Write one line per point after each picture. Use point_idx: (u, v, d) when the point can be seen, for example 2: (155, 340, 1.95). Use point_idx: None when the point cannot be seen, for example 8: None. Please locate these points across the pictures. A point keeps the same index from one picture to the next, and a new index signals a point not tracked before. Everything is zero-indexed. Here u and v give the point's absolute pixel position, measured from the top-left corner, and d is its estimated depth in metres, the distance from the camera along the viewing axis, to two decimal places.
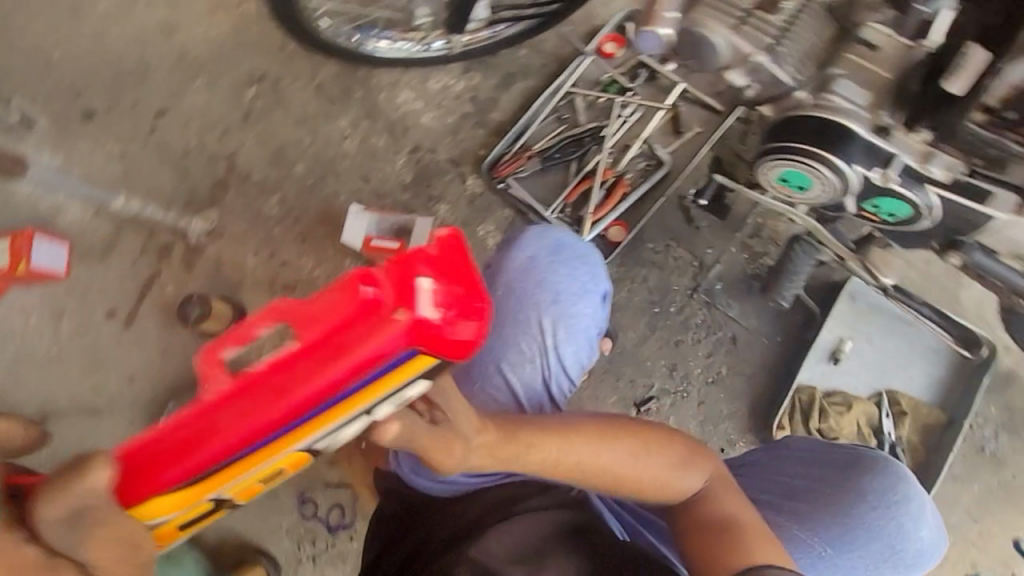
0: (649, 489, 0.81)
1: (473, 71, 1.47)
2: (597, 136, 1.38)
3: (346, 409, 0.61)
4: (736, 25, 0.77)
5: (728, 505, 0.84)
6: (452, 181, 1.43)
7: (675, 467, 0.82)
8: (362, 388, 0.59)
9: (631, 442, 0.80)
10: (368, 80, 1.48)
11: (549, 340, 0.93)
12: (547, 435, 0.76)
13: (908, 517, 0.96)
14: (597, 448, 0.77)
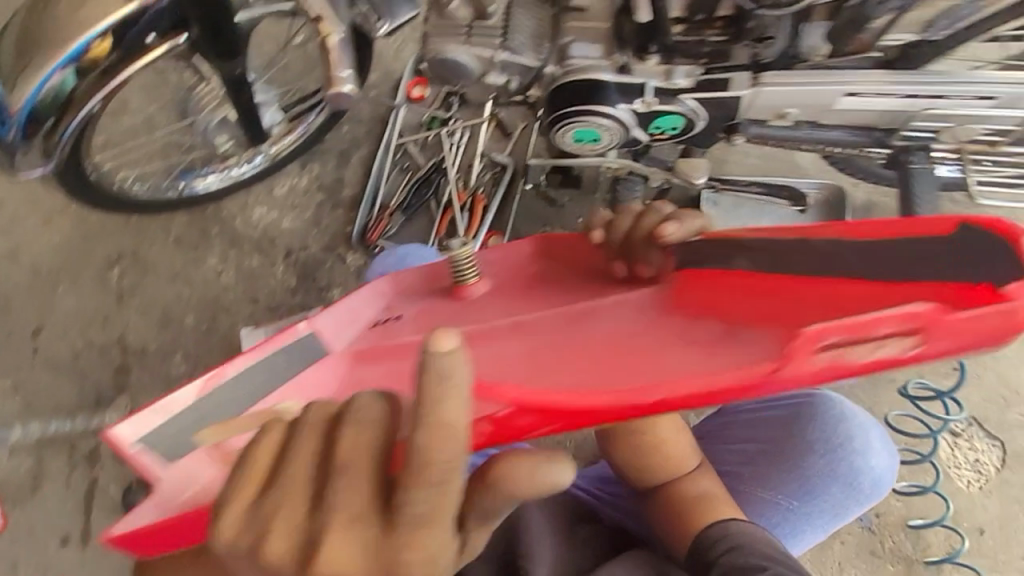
0: (655, 451, 0.85)
1: (309, 162, 1.53)
2: (441, 169, 1.46)
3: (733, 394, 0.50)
4: (468, 39, 0.89)
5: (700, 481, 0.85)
6: (332, 266, 1.48)
7: (670, 434, 0.85)
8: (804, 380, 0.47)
9: (635, 409, 0.84)
10: (218, 214, 1.52)
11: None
12: None
13: (858, 455, 0.88)
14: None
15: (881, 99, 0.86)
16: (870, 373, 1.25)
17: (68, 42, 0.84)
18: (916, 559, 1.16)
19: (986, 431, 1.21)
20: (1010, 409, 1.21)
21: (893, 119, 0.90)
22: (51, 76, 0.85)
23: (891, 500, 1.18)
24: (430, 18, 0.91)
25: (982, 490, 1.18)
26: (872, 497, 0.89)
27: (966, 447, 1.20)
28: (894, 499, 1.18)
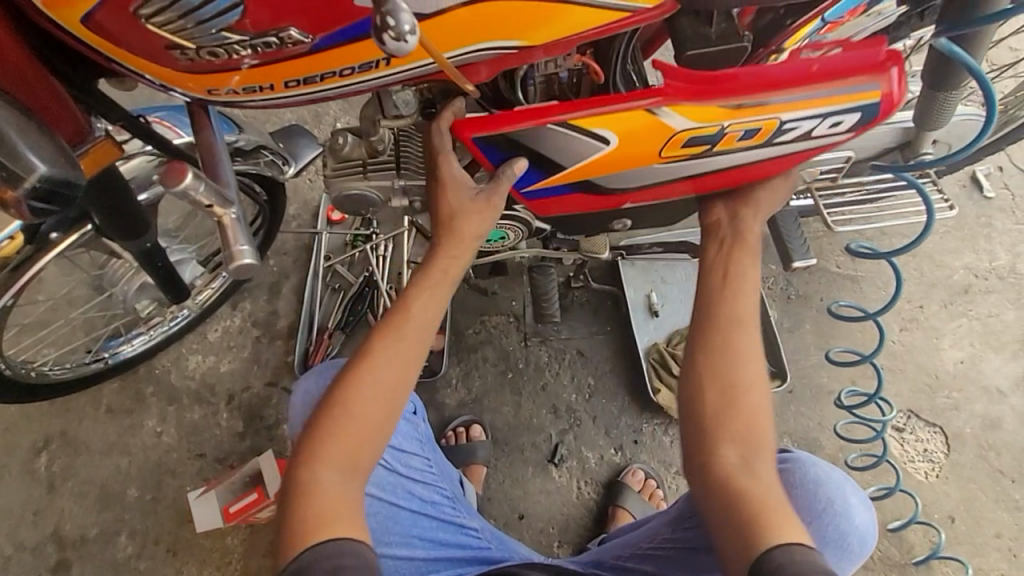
0: (736, 368, 0.74)
1: (239, 302, 1.53)
2: (371, 282, 1.49)
3: (745, 108, 0.73)
4: (365, 175, 0.97)
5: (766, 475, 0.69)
6: (278, 400, 1.45)
7: (754, 365, 0.75)
8: (778, 92, 0.72)
9: (727, 317, 0.77)
10: (151, 372, 1.47)
11: (388, 464, 0.95)
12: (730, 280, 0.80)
13: (842, 517, 0.78)
14: (725, 300, 0.78)
15: None
16: (810, 389, 1.32)
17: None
18: (904, 563, 1.18)
19: (924, 420, 1.29)
20: (937, 394, 1.30)
21: None
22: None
23: None
24: (328, 161, 0.98)
25: (939, 478, 1.24)
26: (862, 556, 0.79)
27: (912, 439, 1.27)
28: None
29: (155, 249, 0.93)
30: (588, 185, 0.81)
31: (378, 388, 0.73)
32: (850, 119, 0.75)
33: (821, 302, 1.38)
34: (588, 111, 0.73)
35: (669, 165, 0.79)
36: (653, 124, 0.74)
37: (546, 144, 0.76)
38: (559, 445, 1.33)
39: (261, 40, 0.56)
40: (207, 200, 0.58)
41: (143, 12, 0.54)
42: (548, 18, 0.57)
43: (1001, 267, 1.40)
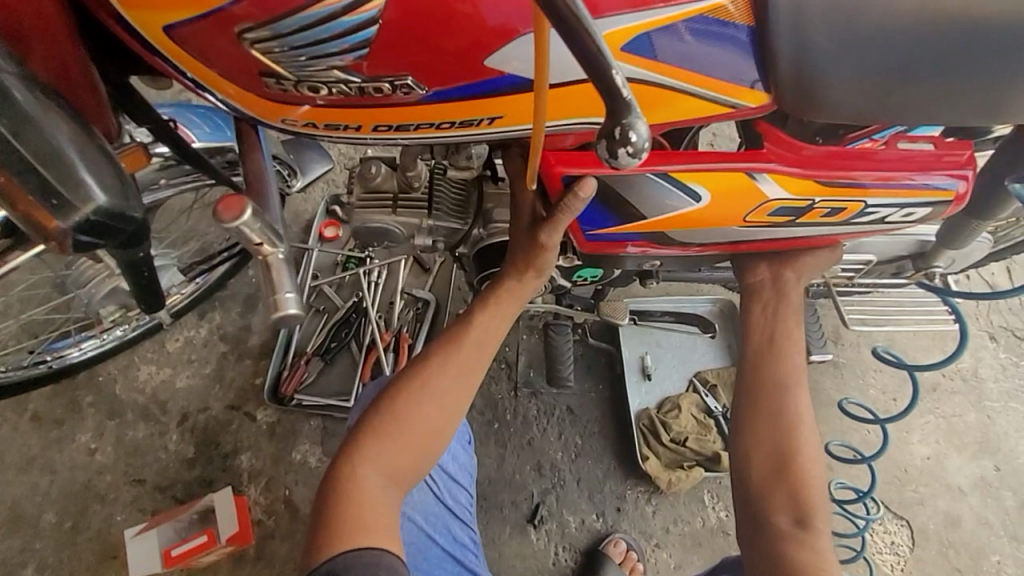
0: (786, 428, 0.78)
1: (207, 312, 1.40)
2: (359, 309, 1.39)
3: (837, 189, 0.74)
4: (394, 211, 0.92)
5: (825, 543, 0.71)
6: (237, 427, 1.31)
7: (805, 427, 0.78)
8: (869, 181, 0.73)
9: (771, 382, 0.81)
10: (92, 380, 1.31)
11: (438, 493, 0.98)
12: (776, 343, 0.83)
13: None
14: (772, 364, 0.82)
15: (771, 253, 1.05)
16: None
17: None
18: None
19: (893, 512, 1.33)
20: (905, 487, 1.35)
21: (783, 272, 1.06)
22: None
23: None
24: (356, 190, 0.94)
25: (904, 571, 1.28)
26: None
27: (881, 531, 1.31)
28: None
29: (143, 260, 0.83)
30: (661, 237, 0.80)
31: (434, 406, 0.80)
32: (921, 211, 0.77)
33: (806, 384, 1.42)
34: (690, 166, 0.71)
35: (749, 228, 0.78)
36: (748, 189, 0.73)
37: (635, 193, 0.74)
38: (540, 506, 1.28)
39: (371, 84, 0.54)
40: (258, 238, 0.52)
41: (249, 35, 0.51)
42: (659, 103, 0.59)
43: (965, 369, 1.49)
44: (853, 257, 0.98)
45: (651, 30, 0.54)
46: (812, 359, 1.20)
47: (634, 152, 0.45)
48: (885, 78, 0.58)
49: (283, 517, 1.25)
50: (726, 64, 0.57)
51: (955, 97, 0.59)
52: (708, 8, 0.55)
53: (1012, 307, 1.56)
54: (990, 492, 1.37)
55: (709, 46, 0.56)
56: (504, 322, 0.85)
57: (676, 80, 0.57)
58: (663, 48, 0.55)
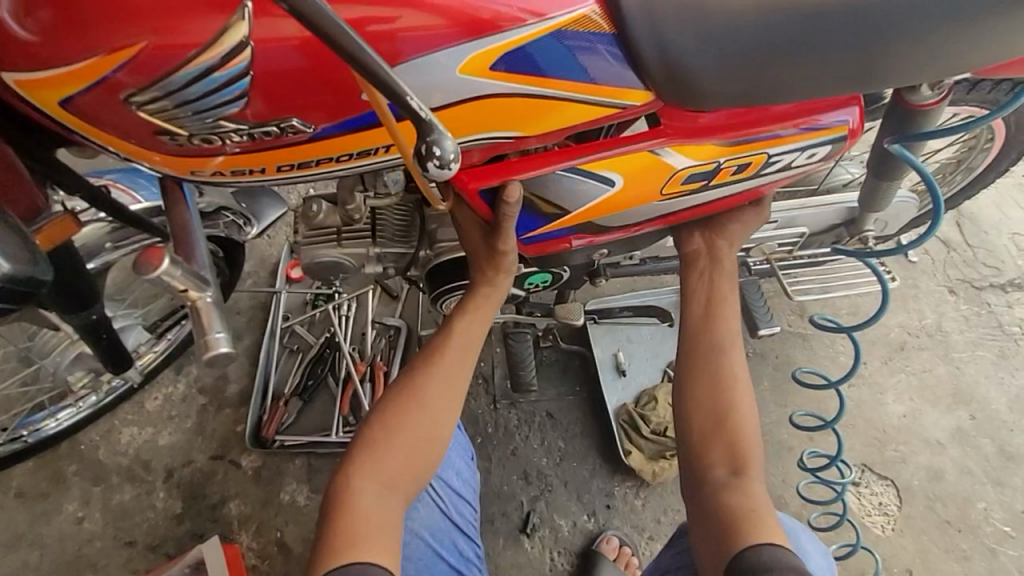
0: (722, 378, 0.81)
1: (183, 367, 1.41)
2: (332, 343, 1.42)
3: (737, 147, 0.78)
4: (339, 243, 0.95)
5: (757, 487, 0.74)
6: (222, 476, 1.32)
7: (740, 382, 0.81)
8: (762, 136, 0.78)
9: (705, 344, 0.84)
10: (74, 448, 1.32)
11: (445, 508, 0.98)
12: (715, 301, 0.87)
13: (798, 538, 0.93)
14: (713, 323, 0.85)
15: None
16: (771, 445, 1.36)
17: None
18: None
19: (877, 473, 1.35)
20: (886, 447, 1.38)
21: None
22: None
23: None
24: (300, 228, 0.96)
25: (895, 530, 1.29)
26: None
27: (868, 493, 1.33)
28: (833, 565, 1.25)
29: (100, 322, 0.85)
30: (593, 225, 0.84)
31: (426, 413, 0.80)
32: (823, 150, 0.82)
33: (777, 359, 1.45)
34: (600, 156, 0.74)
35: (669, 200, 0.83)
36: (655, 164, 0.77)
37: (553, 190, 0.77)
38: (530, 514, 1.29)
39: (260, 129, 0.59)
40: (185, 284, 0.56)
41: (136, 99, 0.55)
42: (541, 112, 0.63)
43: (929, 325, 1.53)
44: (787, 231, 1.02)
45: (515, 48, 0.58)
46: (761, 334, 1.09)
47: (441, 166, 0.54)
48: (748, 64, 0.62)
49: (276, 560, 1.25)
50: (594, 70, 0.62)
51: (820, 71, 0.63)
52: (565, 23, 0.58)
53: (967, 260, 1.61)
54: (968, 442, 1.39)
55: (575, 56, 0.60)
56: (483, 322, 0.86)
57: (562, 89, 0.62)
58: (529, 64, 0.59)
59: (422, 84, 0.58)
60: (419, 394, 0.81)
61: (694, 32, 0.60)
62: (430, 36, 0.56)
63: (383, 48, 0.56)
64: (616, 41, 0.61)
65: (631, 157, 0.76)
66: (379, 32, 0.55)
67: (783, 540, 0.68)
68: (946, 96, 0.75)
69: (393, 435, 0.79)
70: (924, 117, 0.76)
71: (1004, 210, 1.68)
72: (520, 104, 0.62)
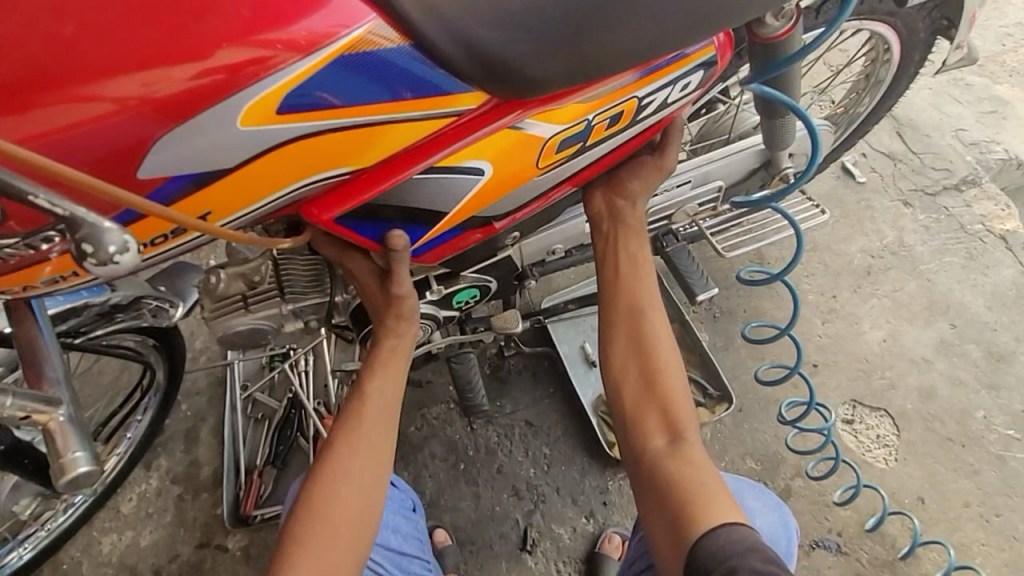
0: (650, 355, 0.82)
1: (153, 461, 1.38)
2: (296, 404, 1.38)
3: (603, 98, 0.68)
4: (247, 309, 0.91)
5: (696, 449, 0.77)
6: (212, 562, 1.28)
7: (664, 348, 0.83)
8: (627, 79, 0.69)
9: (625, 317, 0.84)
10: (57, 569, 1.28)
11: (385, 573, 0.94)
12: (627, 270, 0.86)
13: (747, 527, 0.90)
14: (628, 296, 0.85)
15: None
16: (757, 403, 1.32)
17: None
18: (894, 558, 1.17)
19: (869, 406, 1.31)
20: (872, 377, 1.33)
21: None
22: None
23: (840, 513, 1.21)
24: (206, 303, 0.92)
25: (899, 460, 1.25)
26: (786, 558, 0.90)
27: (864, 429, 1.29)
28: (842, 510, 1.21)
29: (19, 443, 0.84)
30: (476, 220, 0.73)
31: (354, 481, 0.78)
32: (694, 78, 0.73)
33: (745, 314, 1.41)
34: (450, 150, 0.63)
35: (549, 174, 0.72)
36: (513, 141, 0.66)
37: (420, 197, 0.66)
38: (528, 530, 1.25)
39: (37, 236, 0.56)
40: None
41: None
42: (368, 141, 0.60)
43: (891, 243, 1.49)
44: (703, 188, 0.98)
45: (308, 77, 0.55)
46: (698, 300, 1.04)
47: (101, 262, 0.52)
48: (565, 35, 0.59)
49: None
50: (401, 88, 0.58)
51: (639, 28, 0.61)
52: (357, 38, 0.55)
53: (915, 168, 1.57)
54: (954, 352, 1.35)
55: (371, 75, 0.57)
56: (396, 375, 0.82)
57: (381, 112, 0.58)
58: (328, 97, 0.56)
59: (222, 139, 0.55)
60: (343, 458, 0.78)
61: (494, 24, 0.57)
62: (221, 84, 0.53)
63: (162, 115, 0.53)
64: (413, 49, 0.57)
65: (488, 139, 0.65)
66: (153, 99, 0.53)
67: (731, 506, 0.71)
68: (797, 21, 0.71)
69: (320, 505, 0.76)
70: (786, 45, 0.73)
71: (943, 109, 1.65)
72: (343, 137, 0.58)
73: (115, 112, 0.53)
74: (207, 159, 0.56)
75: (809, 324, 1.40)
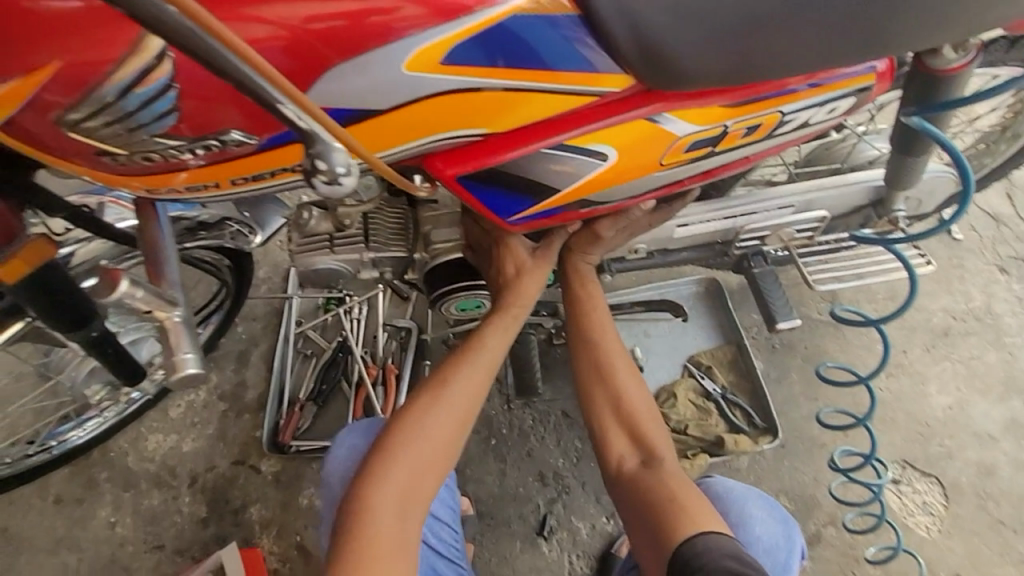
0: (619, 385, 0.85)
1: (205, 375, 1.45)
2: (345, 348, 1.42)
3: (746, 107, 0.66)
4: (333, 249, 0.93)
5: (670, 469, 0.79)
6: (244, 480, 1.35)
7: (630, 378, 0.86)
8: (774, 91, 0.66)
9: (590, 351, 0.88)
10: (106, 456, 1.37)
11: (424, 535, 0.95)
12: (585, 309, 0.90)
13: (740, 529, 0.88)
14: (595, 335, 0.88)
15: (707, 221, 0.93)
16: (802, 443, 1.29)
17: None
18: None
19: (921, 470, 1.25)
20: (930, 442, 1.27)
21: (725, 235, 0.97)
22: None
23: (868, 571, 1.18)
24: (294, 237, 0.95)
25: (942, 532, 1.20)
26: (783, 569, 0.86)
27: (911, 491, 1.24)
28: (870, 569, 1.18)
29: (103, 337, 0.86)
30: (583, 204, 0.71)
31: (387, 488, 0.75)
32: (844, 104, 0.70)
33: (806, 351, 1.37)
34: (581, 129, 0.62)
35: (669, 173, 0.70)
36: (646, 135, 0.64)
37: (538, 170, 0.65)
38: (547, 516, 1.26)
39: (200, 143, 0.60)
40: (146, 305, 0.63)
41: (74, 117, 0.55)
42: (508, 108, 0.59)
43: (977, 309, 1.40)
44: (806, 216, 0.94)
45: (474, 34, 0.54)
46: (779, 327, 1.02)
47: (328, 180, 0.53)
48: (734, 36, 0.58)
49: (297, 561, 1.27)
50: (559, 59, 0.57)
51: (806, 40, 0.59)
52: (518, 6, 0.54)
53: (1019, 235, 1.47)
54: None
55: (524, 43, 0.56)
56: (509, 338, 0.88)
57: (530, 81, 0.58)
58: (487, 56, 0.56)
59: (376, 82, 0.55)
60: (377, 464, 0.77)
61: (664, 9, 0.56)
62: (392, 28, 0.53)
63: (334, 48, 0.53)
64: (573, 22, 0.56)
65: (623, 125, 0.63)
66: (328, 30, 0.53)
67: (715, 523, 0.72)
68: (973, 58, 0.68)
69: (352, 512, 0.74)
70: (952, 81, 0.69)
71: None
72: (487, 100, 0.58)
73: (286, 37, 0.53)
74: (361, 99, 0.56)
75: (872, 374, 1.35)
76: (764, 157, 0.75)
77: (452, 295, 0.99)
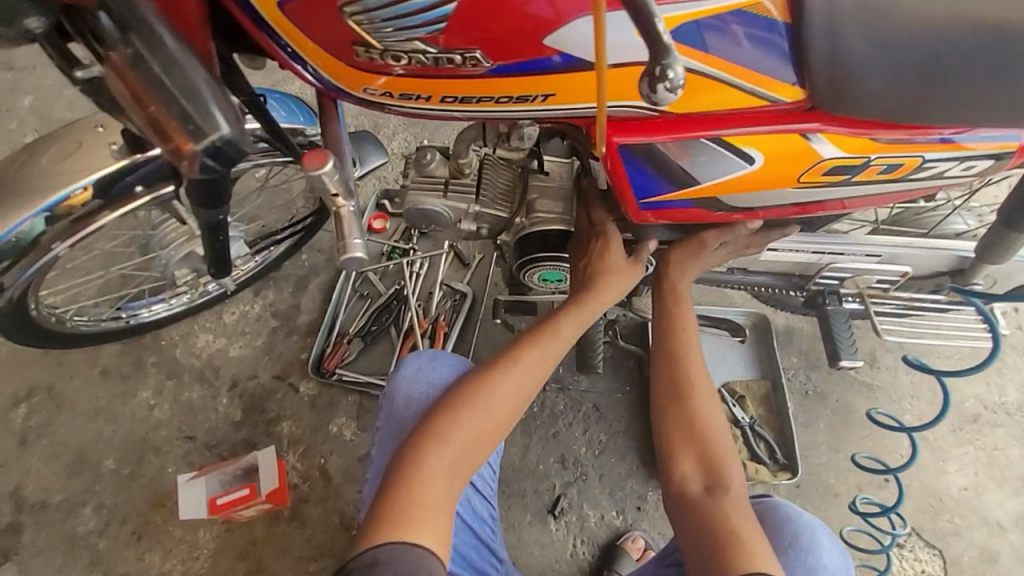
0: (694, 409, 0.87)
1: (264, 290, 1.50)
2: (402, 297, 1.47)
3: (894, 147, 0.73)
4: (445, 194, 0.99)
5: (734, 500, 0.78)
6: (282, 396, 1.40)
7: (706, 405, 0.87)
8: (924, 139, 0.73)
9: (672, 370, 0.90)
10: (157, 342, 1.43)
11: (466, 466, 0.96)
12: (672, 325, 0.93)
13: (808, 555, 0.81)
14: (679, 357, 0.91)
15: (794, 251, 0.98)
16: (816, 488, 1.33)
17: (46, 194, 0.89)
18: None
19: (925, 540, 1.29)
20: (939, 516, 1.31)
21: (806, 268, 1.02)
22: (21, 222, 0.89)
23: None
24: (411, 173, 1.01)
25: None
26: None
27: (911, 558, 1.28)
28: None
29: (221, 223, 0.91)
30: (714, 202, 0.80)
31: (454, 438, 0.78)
32: (980, 164, 0.77)
33: (837, 403, 1.41)
34: (743, 130, 0.71)
35: (802, 190, 0.78)
36: (795, 152, 0.72)
37: (692, 160, 0.74)
38: (561, 497, 1.31)
39: (444, 55, 0.66)
40: (335, 189, 0.76)
41: (347, 10, 0.62)
42: (694, 94, 0.68)
43: (1010, 403, 1.43)
44: (889, 267, 0.99)
45: (699, 21, 0.63)
46: (840, 365, 1.06)
47: (668, 88, 0.55)
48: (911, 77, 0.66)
49: (317, 482, 1.32)
50: (756, 60, 0.66)
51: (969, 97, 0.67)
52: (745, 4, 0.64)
53: None
54: None
55: (733, 40, 0.65)
56: (583, 327, 0.93)
57: (727, 74, 0.67)
58: (702, 43, 0.64)
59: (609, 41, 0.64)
60: (450, 416, 0.80)
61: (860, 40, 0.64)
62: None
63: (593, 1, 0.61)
64: (781, 29, 0.66)
65: (782, 136, 0.71)
66: None
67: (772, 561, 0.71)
68: None
69: (418, 451, 0.76)
70: None
71: None
72: (686, 82, 0.67)
73: None
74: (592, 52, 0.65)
75: (897, 440, 1.38)
76: (886, 196, 0.83)
77: (538, 263, 1.04)
